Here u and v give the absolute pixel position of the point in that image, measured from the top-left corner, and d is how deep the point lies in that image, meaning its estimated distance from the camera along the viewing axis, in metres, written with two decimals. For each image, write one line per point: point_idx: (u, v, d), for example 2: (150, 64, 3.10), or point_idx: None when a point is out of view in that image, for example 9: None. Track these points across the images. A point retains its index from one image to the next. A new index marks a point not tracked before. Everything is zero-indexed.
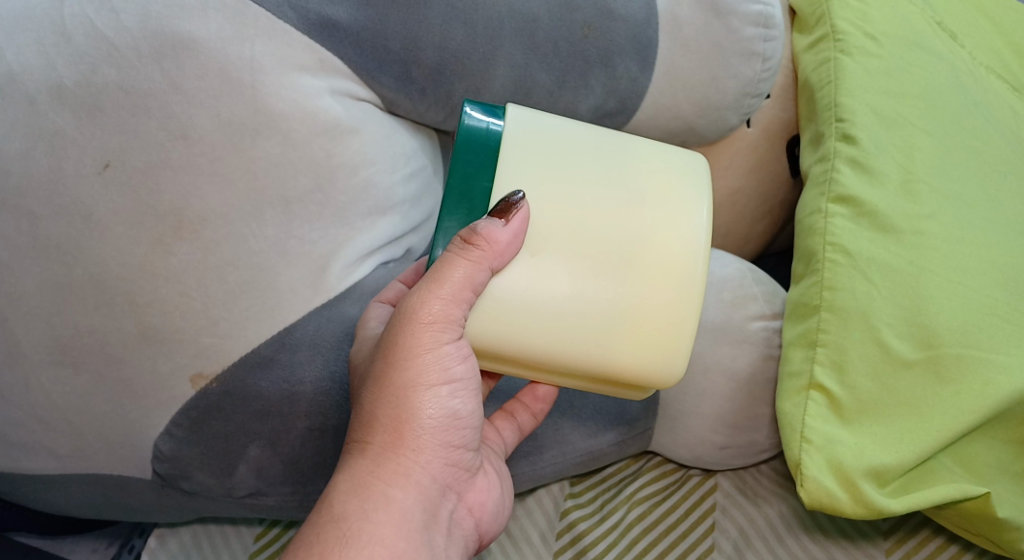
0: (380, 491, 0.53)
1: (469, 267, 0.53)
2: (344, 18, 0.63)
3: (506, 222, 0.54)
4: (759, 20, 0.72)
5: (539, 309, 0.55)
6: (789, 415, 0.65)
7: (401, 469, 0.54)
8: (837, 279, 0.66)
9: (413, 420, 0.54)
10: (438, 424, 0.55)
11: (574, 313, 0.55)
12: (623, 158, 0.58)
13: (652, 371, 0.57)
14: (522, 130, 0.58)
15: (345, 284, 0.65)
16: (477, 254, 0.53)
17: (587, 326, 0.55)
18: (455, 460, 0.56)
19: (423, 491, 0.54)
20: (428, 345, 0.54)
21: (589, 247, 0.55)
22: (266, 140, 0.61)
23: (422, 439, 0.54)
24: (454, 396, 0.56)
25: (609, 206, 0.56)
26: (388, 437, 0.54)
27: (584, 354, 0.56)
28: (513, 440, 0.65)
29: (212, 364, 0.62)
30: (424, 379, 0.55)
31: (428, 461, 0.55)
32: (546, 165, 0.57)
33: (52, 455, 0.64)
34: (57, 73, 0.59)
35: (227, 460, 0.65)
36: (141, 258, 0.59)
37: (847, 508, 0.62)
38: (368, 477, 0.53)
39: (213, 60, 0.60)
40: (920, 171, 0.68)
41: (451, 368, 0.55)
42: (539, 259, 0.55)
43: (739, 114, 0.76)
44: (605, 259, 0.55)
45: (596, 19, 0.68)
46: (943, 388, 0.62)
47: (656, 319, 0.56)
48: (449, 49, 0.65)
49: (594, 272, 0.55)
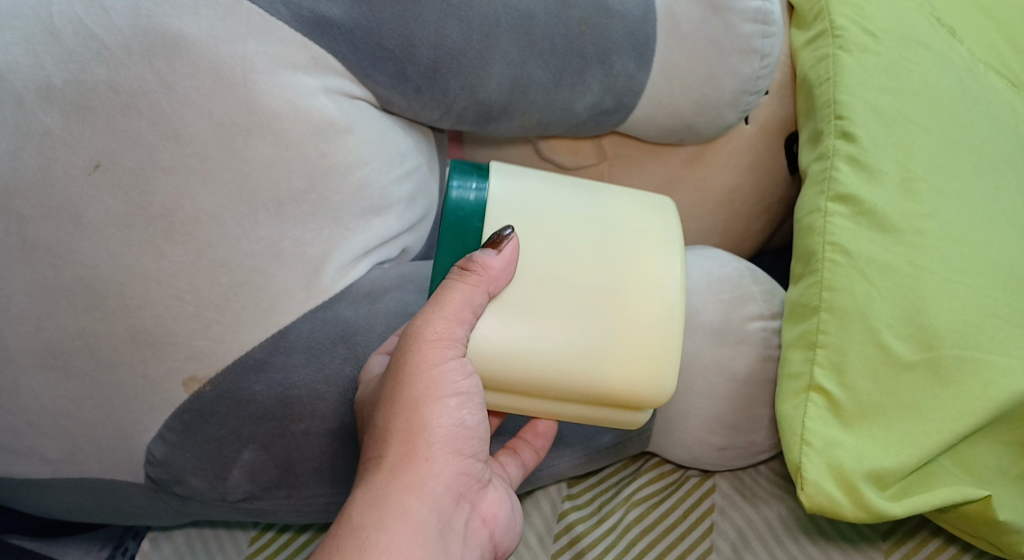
0: (396, 501, 0.51)
1: (467, 290, 0.54)
2: (338, 15, 0.62)
3: (498, 251, 0.55)
4: (757, 17, 0.71)
5: (533, 328, 0.56)
6: (789, 418, 0.64)
7: (414, 481, 0.52)
8: (837, 279, 0.65)
9: (423, 433, 0.53)
10: (449, 435, 0.54)
11: (565, 345, 0.56)
12: (603, 199, 0.61)
13: (647, 390, 0.58)
14: (508, 180, 0.61)
15: (339, 285, 0.64)
16: (473, 278, 0.54)
17: (581, 345, 0.57)
18: (467, 471, 0.55)
19: (437, 502, 0.53)
20: (433, 361, 0.54)
21: (581, 274, 0.57)
22: (258, 140, 0.61)
23: (433, 450, 0.53)
24: (464, 408, 0.55)
25: (597, 238, 0.59)
26: (399, 450, 0.53)
27: (579, 380, 0.57)
28: (518, 475, 0.64)
29: (204, 367, 0.61)
30: (432, 391, 0.54)
31: (443, 470, 0.53)
32: (534, 203, 0.60)
33: (43, 460, 0.63)
34: (46, 71, 0.58)
35: (221, 465, 0.63)
36: (132, 260, 0.59)
37: (847, 512, 0.60)
38: (382, 491, 0.52)
39: (206, 58, 0.59)
40: (919, 170, 0.68)
41: (458, 381, 0.55)
42: (532, 285, 0.57)
43: (737, 112, 0.75)
44: (597, 285, 0.57)
45: (593, 17, 0.68)
46: (944, 390, 0.61)
47: (645, 337, 0.57)
48: (444, 47, 0.64)
49: (585, 297, 0.57)
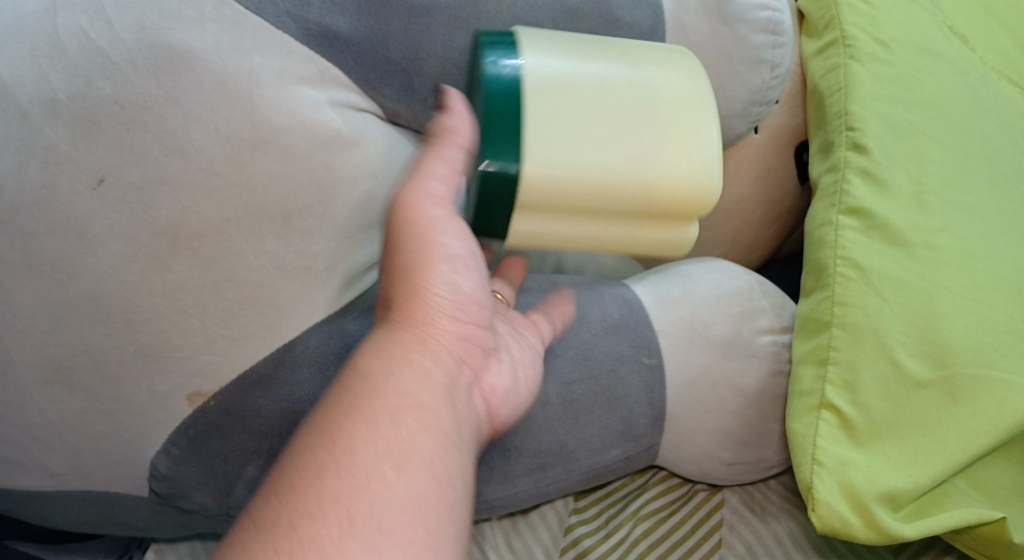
0: (402, 354, 0.50)
1: (438, 146, 0.59)
2: (345, 28, 0.63)
3: (450, 110, 0.61)
4: (768, 27, 0.70)
5: (579, 170, 0.61)
6: (800, 436, 0.63)
7: (418, 339, 0.51)
8: (848, 295, 0.64)
9: (426, 297, 0.53)
10: (449, 296, 0.54)
11: (624, 167, 0.62)
12: (633, 59, 0.65)
13: (693, 191, 0.63)
14: (544, 78, 0.62)
15: (348, 297, 0.65)
16: (439, 138, 0.59)
17: (629, 179, 0.62)
18: (469, 336, 0.55)
19: (444, 362, 0.52)
20: (430, 226, 0.55)
21: (623, 119, 0.63)
22: (264, 154, 0.60)
23: (435, 312, 0.53)
24: (462, 269, 0.56)
25: (626, 98, 0.63)
26: (402, 313, 0.53)
27: (639, 187, 0.63)
28: (494, 372, 0.57)
29: (209, 383, 0.61)
30: (430, 256, 0.55)
31: (450, 330, 0.54)
32: (564, 104, 0.62)
33: (48, 474, 0.63)
34: (51, 85, 0.58)
35: (225, 480, 0.63)
36: (137, 275, 0.58)
37: (859, 533, 0.59)
38: (389, 346, 0.50)
39: (212, 72, 0.59)
40: (932, 183, 0.67)
41: (454, 245, 0.56)
42: (586, 137, 0.62)
43: (747, 123, 0.74)
44: (635, 132, 0.63)
45: (601, 28, 0.68)
46: (957, 408, 0.60)
47: (681, 171, 0.63)
48: (451, 59, 0.66)
49: (623, 131, 0.62)
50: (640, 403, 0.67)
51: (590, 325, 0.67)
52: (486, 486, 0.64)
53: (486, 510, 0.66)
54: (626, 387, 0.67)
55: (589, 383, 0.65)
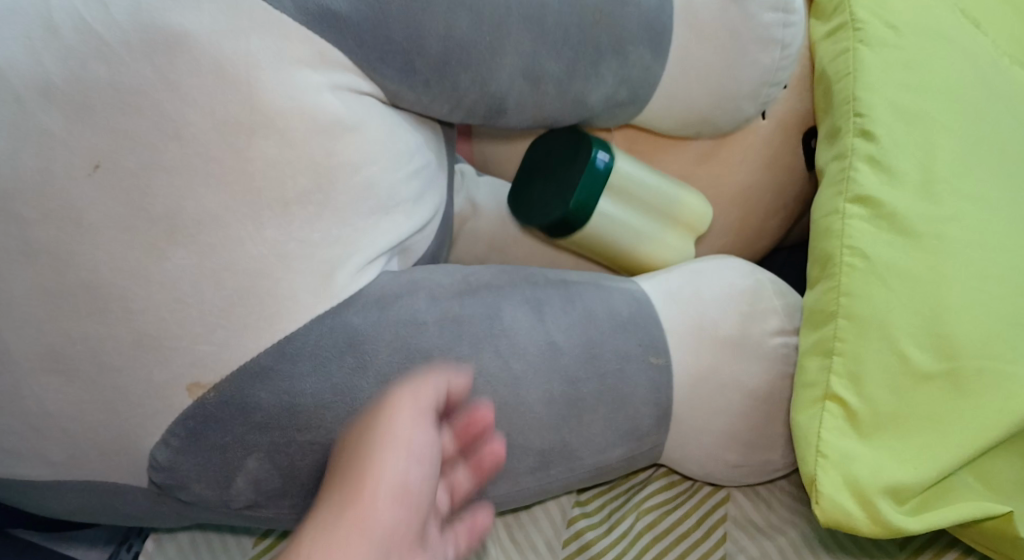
0: (336, 536, 0.49)
1: (409, 402, 0.54)
2: (344, 8, 0.60)
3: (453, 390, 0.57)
4: (778, 6, 0.68)
5: (678, 103, 0.72)
6: (803, 428, 0.61)
7: (356, 516, 0.50)
8: (854, 285, 0.63)
9: (374, 478, 0.51)
10: (394, 483, 0.51)
11: (708, 107, 0.72)
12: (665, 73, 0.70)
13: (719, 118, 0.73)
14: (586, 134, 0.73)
15: (352, 288, 0.62)
16: (421, 398, 0.54)
17: (700, 97, 0.71)
18: (414, 531, 0.51)
19: (381, 538, 0.50)
20: (391, 434, 0.52)
21: (708, 44, 0.68)
22: (262, 139, 0.59)
23: (378, 496, 0.50)
24: (410, 460, 0.52)
25: (707, 36, 0.68)
26: (342, 499, 0.51)
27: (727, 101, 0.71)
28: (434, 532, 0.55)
29: (209, 374, 0.59)
30: (381, 455, 0.52)
31: (393, 515, 0.50)
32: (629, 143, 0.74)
33: (45, 463, 0.62)
34: (44, 68, 0.56)
35: (225, 471, 0.61)
36: (134, 262, 0.57)
37: (862, 528, 0.58)
38: (334, 519, 0.50)
39: (208, 55, 0.57)
40: (942, 170, 0.66)
41: (415, 440, 0.53)
42: (690, 68, 0.70)
43: (756, 105, 0.73)
44: (733, 52, 0.69)
45: (608, 6, 0.65)
46: (964, 401, 0.59)
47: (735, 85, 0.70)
48: (453, 39, 0.62)
49: (712, 52, 0.69)
50: (645, 403, 0.66)
51: (598, 322, 0.65)
52: (491, 483, 0.64)
53: (489, 502, 0.66)
54: (631, 387, 0.65)
55: (596, 381, 0.64)
